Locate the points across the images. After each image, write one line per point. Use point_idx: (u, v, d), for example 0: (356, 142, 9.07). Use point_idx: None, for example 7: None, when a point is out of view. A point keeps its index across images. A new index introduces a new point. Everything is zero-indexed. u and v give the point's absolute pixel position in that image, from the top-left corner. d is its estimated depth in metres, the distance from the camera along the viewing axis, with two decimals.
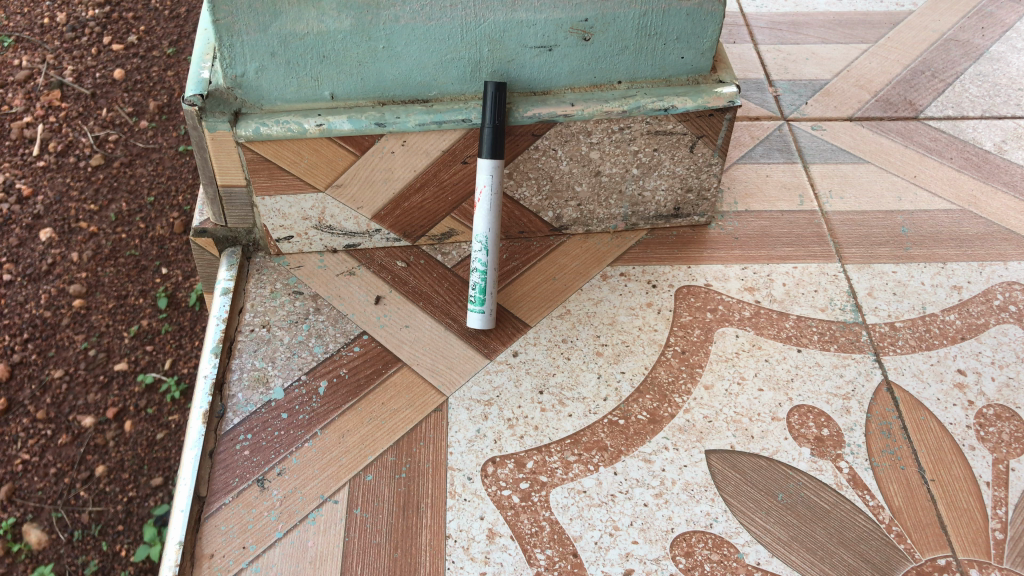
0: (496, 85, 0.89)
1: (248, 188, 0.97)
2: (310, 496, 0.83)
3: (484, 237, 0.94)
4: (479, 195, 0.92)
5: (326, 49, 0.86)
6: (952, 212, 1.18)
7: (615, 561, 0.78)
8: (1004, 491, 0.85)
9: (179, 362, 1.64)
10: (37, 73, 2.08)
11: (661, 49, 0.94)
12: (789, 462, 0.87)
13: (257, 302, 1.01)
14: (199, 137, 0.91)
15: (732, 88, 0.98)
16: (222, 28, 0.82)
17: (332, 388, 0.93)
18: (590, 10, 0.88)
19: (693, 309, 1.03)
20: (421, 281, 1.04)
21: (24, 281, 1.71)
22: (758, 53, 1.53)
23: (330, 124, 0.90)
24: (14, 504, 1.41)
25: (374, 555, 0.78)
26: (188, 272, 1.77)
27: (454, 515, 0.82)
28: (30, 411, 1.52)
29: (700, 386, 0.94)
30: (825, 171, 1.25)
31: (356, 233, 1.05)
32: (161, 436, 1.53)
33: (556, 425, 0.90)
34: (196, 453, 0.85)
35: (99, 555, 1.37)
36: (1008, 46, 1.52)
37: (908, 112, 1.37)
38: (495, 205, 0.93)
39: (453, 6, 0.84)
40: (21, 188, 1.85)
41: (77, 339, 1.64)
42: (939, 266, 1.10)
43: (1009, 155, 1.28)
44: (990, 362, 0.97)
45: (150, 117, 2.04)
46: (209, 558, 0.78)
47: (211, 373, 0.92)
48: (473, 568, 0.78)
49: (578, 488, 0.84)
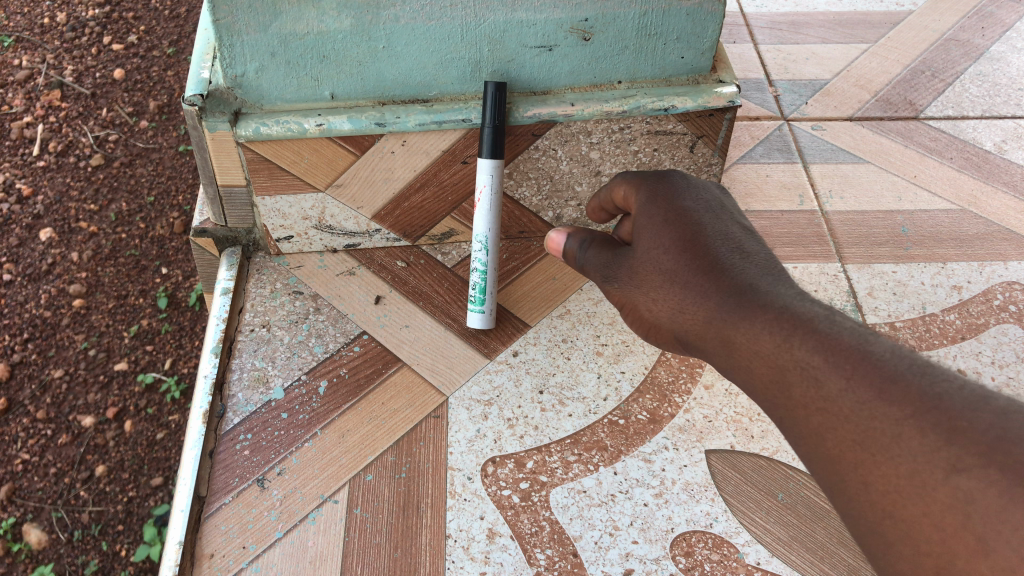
0: (496, 85, 0.88)
1: (248, 187, 0.97)
2: (310, 496, 0.83)
3: (484, 237, 0.94)
4: (479, 195, 0.92)
5: (327, 49, 0.86)
6: (952, 212, 1.18)
7: (615, 561, 0.79)
8: None
9: (179, 362, 1.64)
10: (37, 73, 2.09)
11: (661, 49, 0.94)
12: (790, 462, 0.87)
13: (257, 302, 1.01)
14: (199, 137, 0.91)
15: (732, 88, 0.97)
16: (221, 27, 0.82)
17: (332, 388, 0.93)
18: (591, 10, 0.87)
19: None
20: (421, 281, 1.04)
21: (24, 281, 1.71)
22: (758, 53, 1.53)
23: (330, 124, 0.90)
24: (14, 504, 1.41)
25: (374, 555, 0.78)
26: (188, 272, 1.77)
27: (454, 515, 0.82)
28: (31, 411, 1.52)
29: (700, 386, 0.94)
30: (825, 171, 1.25)
31: (356, 233, 1.05)
32: (161, 437, 1.53)
33: (556, 425, 0.90)
34: (196, 452, 0.85)
35: (99, 555, 1.37)
36: (1007, 46, 1.52)
37: (908, 112, 1.37)
38: (495, 205, 0.93)
39: (454, 6, 0.84)
40: (21, 188, 1.85)
41: (77, 339, 1.64)
42: (939, 265, 1.10)
43: (1008, 155, 1.28)
44: (990, 362, 0.97)
45: (150, 117, 2.04)
46: (209, 558, 0.78)
47: (211, 373, 0.92)
48: (473, 568, 0.78)
49: (578, 488, 0.84)
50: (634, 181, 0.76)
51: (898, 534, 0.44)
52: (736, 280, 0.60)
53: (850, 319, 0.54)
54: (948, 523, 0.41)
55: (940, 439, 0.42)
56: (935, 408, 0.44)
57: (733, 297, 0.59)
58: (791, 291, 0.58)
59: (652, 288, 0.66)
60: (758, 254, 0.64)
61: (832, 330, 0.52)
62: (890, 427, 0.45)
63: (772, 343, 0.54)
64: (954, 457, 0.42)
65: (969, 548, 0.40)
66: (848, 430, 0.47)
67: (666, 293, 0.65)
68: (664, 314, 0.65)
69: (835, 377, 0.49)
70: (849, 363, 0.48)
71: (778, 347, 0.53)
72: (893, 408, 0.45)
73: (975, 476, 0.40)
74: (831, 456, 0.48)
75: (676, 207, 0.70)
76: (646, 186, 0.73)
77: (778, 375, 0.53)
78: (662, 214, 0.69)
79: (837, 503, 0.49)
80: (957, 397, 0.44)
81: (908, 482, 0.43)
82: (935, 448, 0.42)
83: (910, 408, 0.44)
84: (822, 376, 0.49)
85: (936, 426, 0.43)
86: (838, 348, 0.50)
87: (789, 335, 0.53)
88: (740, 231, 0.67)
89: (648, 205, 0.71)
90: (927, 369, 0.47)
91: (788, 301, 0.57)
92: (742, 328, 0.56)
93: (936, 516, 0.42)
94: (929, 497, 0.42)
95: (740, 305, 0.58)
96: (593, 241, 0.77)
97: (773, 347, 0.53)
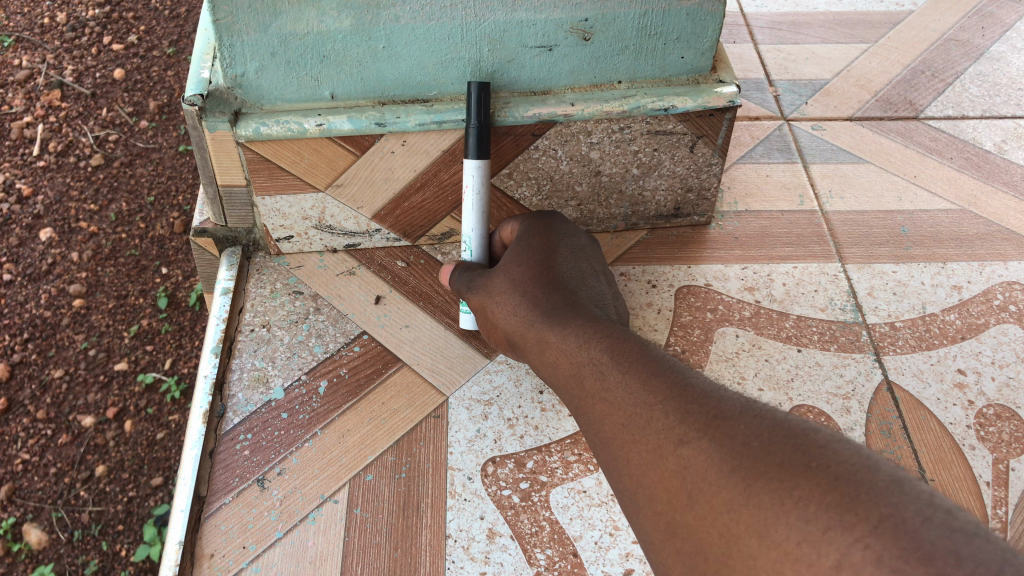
0: (479, 85, 0.87)
1: (248, 188, 0.97)
2: (310, 496, 0.83)
3: (472, 237, 0.93)
4: (466, 195, 0.92)
5: (327, 49, 0.86)
6: (952, 212, 1.18)
7: (615, 561, 0.79)
8: (1004, 491, 0.85)
9: (179, 362, 1.63)
10: (37, 73, 2.09)
11: (661, 49, 0.94)
12: None
13: (257, 302, 1.01)
14: (199, 137, 0.91)
15: (732, 88, 0.97)
16: (221, 27, 0.82)
17: (332, 388, 0.93)
18: (591, 10, 0.87)
19: (693, 309, 1.03)
20: (420, 281, 1.05)
21: (24, 281, 1.71)
22: (758, 53, 1.53)
23: (330, 124, 0.90)
24: (14, 504, 1.41)
25: (374, 555, 0.78)
26: (188, 272, 1.77)
27: (455, 515, 0.82)
28: (30, 411, 1.52)
29: None
30: (825, 171, 1.25)
31: (356, 233, 1.05)
32: (161, 436, 1.53)
33: (556, 426, 0.90)
34: (196, 452, 0.85)
35: (99, 555, 1.37)
36: (1007, 46, 1.52)
37: (908, 112, 1.37)
38: (481, 204, 0.92)
39: (454, 6, 0.84)
40: (21, 188, 1.86)
41: (76, 338, 1.64)
42: (939, 265, 1.10)
43: (1008, 155, 1.28)
44: (990, 362, 0.97)
45: (150, 117, 2.04)
46: (209, 558, 0.78)
47: (211, 373, 0.92)
48: (473, 568, 0.78)
49: (578, 488, 0.84)
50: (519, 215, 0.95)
51: (644, 498, 0.57)
52: (563, 299, 0.79)
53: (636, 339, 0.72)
54: (673, 483, 0.54)
55: (677, 418, 0.57)
56: (680, 396, 0.59)
57: (558, 309, 0.77)
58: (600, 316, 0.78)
59: (501, 294, 0.83)
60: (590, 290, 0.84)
61: (621, 339, 0.69)
62: (644, 410, 0.60)
63: (575, 343, 0.71)
64: (683, 432, 0.56)
65: (682, 502, 0.53)
66: (618, 415, 0.62)
67: (508, 299, 0.81)
68: (503, 316, 0.82)
69: (615, 373, 0.65)
70: (626, 361, 0.65)
71: (578, 347, 0.70)
72: (651, 393, 0.61)
73: (690, 446, 0.54)
74: (607, 438, 0.62)
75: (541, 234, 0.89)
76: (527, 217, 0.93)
77: (575, 369, 0.69)
78: (527, 244, 0.87)
79: (611, 475, 0.62)
80: (698, 389, 0.59)
81: (649, 454, 0.57)
82: (672, 425, 0.57)
83: (665, 395, 0.60)
84: (605, 370, 0.66)
85: (674, 410, 0.58)
86: (620, 350, 0.67)
87: (589, 338, 0.71)
88: (582, 272, 0.86)
89: (523, 233, 0.89)
90: (685, 371, 0.63)
91: (595, 319, 0.75)
92: (556, 332, 0.74)
93: (666, 478, 0.55)
94: (663, 465, 0.55)
95: (558, 317, 0.76)
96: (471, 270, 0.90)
97: (575, 348, 0.71)
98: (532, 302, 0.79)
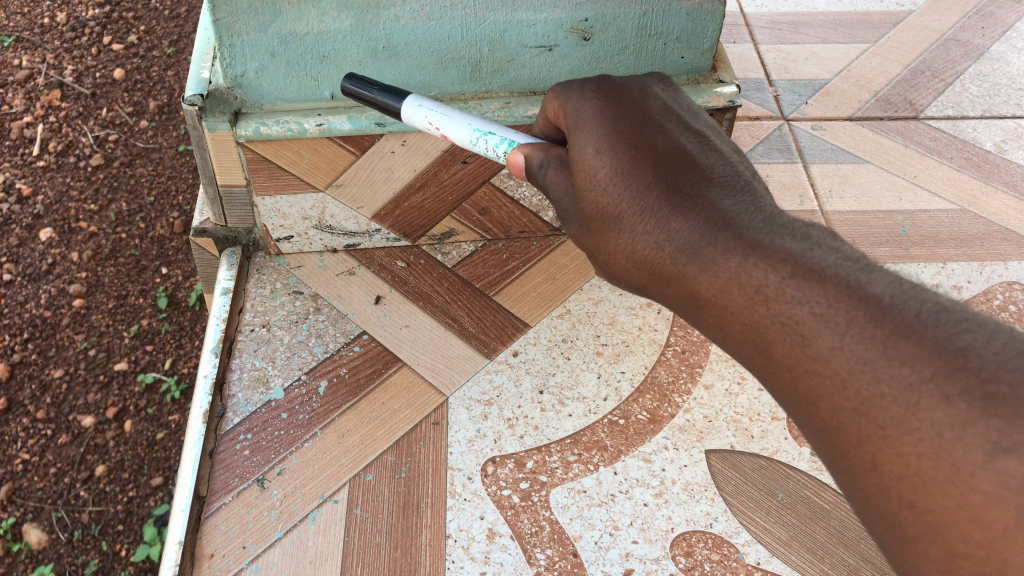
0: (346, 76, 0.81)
1: (248, 187, 0.97)
2: (310, 496, 0.83)
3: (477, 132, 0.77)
4: (433, 126, 0.79)
5: (326, 49, 0.86)
6: (952, 212, 1.18)
7: (615, 561, 0.79)
8: None
9: (179, 362, 1.63)
10: (37, 73, 2.09)
11: (661, 49, 0.93)
12: (789, 462, 0.87)
13: (257, 302, 1.01)
14: (199, 137, 0.91)
15: (732, 88, 0.96)
16: (222, 27, 0.82)
17: (332, 388, 0.93)
18: (590, 10, 0.87)
19: None
20: (420, 281, 1.04)
21: (24, 281, 1.71)
22: (758, 53, 1.53)
23: (330, 124, 0.90)
24: (14, 504, 1.41)
25: (374, 555, 0.79)
26: (188, 272, 1.76)
27: (454, 515, 0.82)
28: (31, 411, 1.52)
29: (700, 386, 0.94)
30: (825, 171, 1.25)
31: (356, 233, 1.05)
32: (160, 436, 1.53)
33: (556, 426, 0.90)
34: (196, 452, 0.85)
35: (99, 555, 1.37)
36: (1008, 46, 1.52)
37: (908, 112, 1.37)
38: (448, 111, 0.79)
39: (453, 6, 0.84)
40: (21, 188, 1.86)
41: (77, 339, 1.64)
42: (939, 265, 1.10)
43: (1009, 155, 1.28)
44: None
45: (150, 117, 2.04)
46: (209, 558, 0.78)
47: (211, 373, 0.92)
48: (473, 568, 0.78)
49: (578, 488, 0.84)
50: (558, 92, 0.70)
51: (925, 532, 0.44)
52: (695, 207, 0.57)
53: (831, 252, 0.52)
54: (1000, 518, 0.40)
55: (974, 409, 0.41)
56: (962, 368, 0.43)
57: (691, 231, 0.56)
58: (740, 204, 0.58)
59: (611, 235, 0.61)
60: (699, 165, 0.62)
61: (817, 273, 0.50)
62: (902, 395, 0.44)
63: (739, 291, 0.52)
64: (997, 433, 0.40)
65: None
66: (847, 399, 0.46)
67: (626, 239, 0.60)
68: (623, 259, 0.61)
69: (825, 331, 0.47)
70: (843, 316, 0.47)
71: (750, 301, 0.52)
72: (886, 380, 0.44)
73: None
74: (831, 432, 0.47)
75: (607, 112, 0.66)
76: (577, 92, 0.68)
77: (754, 332, 0.52)
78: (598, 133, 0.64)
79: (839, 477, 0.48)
80: (982, 354, 0.43)
81: (936, 468, 0.42)
82: (968, 421, 0.41)
83: (933, 367, 0.43)
84: (809, 334, 0.48)
85: (969, 392, 0.42)
86: (825, 291, 0.48)
87: (754, 271, 0.52)
88: (681, 144, 0.64)
89: (587, 118, 0.66)
90: (943, 318, 0.45)
91: (744, 224, 0.55)
92: (704, 274, 0.55)
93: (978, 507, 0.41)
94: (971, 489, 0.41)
95: (703, 243, 0.55)
96: (556, 162, 0.68)
97: (746, 302, 0.52)
98: (659, 231, 0.58)
